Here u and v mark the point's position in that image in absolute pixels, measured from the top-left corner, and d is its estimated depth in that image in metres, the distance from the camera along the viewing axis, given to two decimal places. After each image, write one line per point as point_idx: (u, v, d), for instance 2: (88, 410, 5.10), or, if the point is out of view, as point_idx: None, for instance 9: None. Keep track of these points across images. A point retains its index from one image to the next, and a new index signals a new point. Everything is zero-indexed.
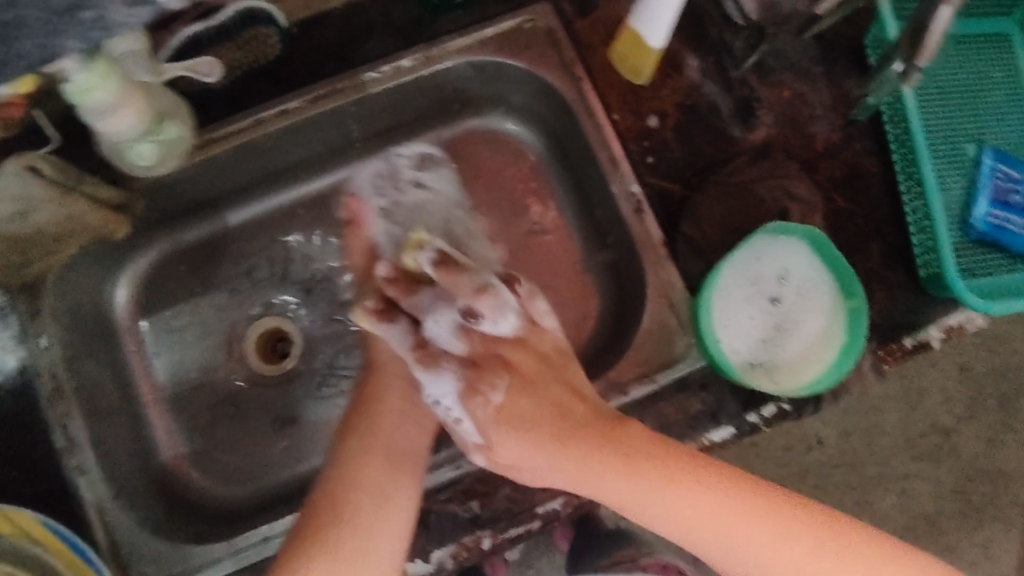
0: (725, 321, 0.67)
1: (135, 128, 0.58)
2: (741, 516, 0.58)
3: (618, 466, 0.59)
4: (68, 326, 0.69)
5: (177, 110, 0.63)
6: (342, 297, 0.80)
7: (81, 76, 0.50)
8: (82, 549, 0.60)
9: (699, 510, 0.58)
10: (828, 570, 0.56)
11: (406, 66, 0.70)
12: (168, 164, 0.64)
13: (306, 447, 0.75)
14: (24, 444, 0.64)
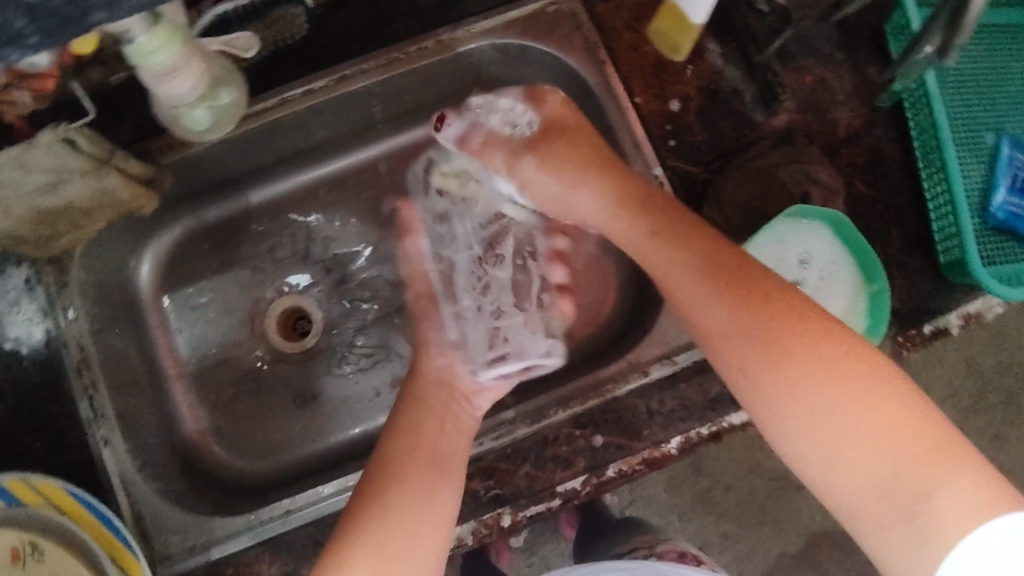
0: None
1: (191, 94, 0.58)
2: (877, 411, 0.47)
3: (715, 278, 0.54)
4: (95, 300, 0.70)
5: (232, 78, 0.63)
6: (356, 278, 0.79)
7: (145, 38, 0.51)
8: (107, 518, 0.62)
9: (800, 352, 0.49)
10: (921, 468, 0.45)
11: (430, 47, 0.70)
12: (222, 129, 0.65)
13: (325, 427, 0.75)
14: (51, 415, 0.65)
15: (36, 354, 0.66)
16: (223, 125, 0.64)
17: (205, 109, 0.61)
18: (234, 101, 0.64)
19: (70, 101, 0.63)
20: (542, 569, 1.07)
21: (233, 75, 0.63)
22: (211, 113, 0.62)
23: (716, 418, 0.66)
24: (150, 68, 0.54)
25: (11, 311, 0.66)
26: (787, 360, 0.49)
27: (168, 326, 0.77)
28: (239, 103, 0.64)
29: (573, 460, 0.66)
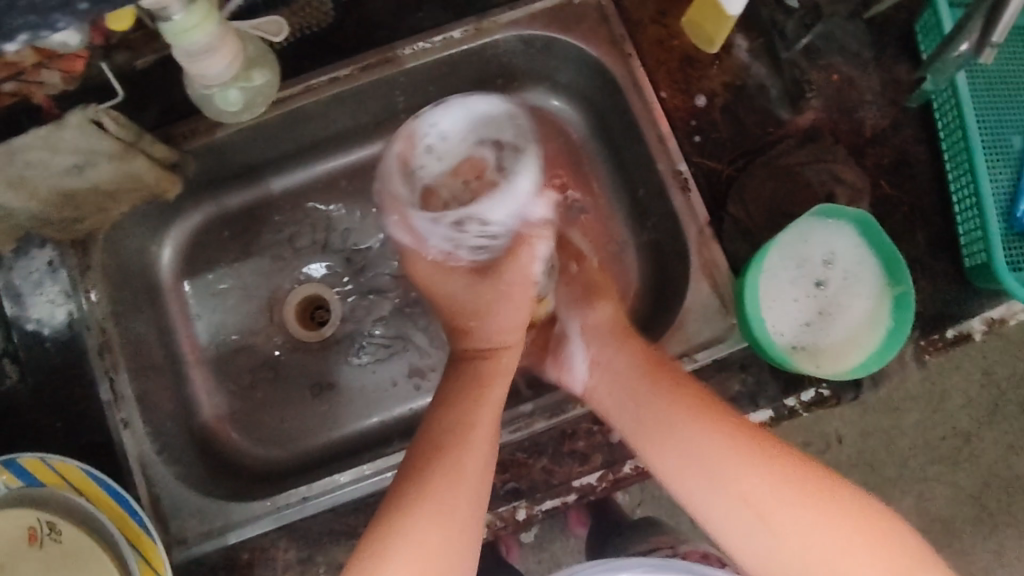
0: (770, 303, 0.68)
1: (225, 74, 0.58)
2: (821, 514, 0.55)
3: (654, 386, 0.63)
4: (117, 284, 0.70)
5: (263, 59, 0.62)
6: (376, 268, 0.79)
7: (180, 15, 0.50)
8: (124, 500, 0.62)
9: (733, 469, 0.58)
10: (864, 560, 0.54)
11: (455, 37, 0.70)
12: (254, 111, 0.64)
13: (342, 416, 0.75)
14: (73, 397, 0.66)
15: (59, 335, 0.67)
16: (253, 108, 0.64)
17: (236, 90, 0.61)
18: (264, 83, 0.63)
19: (98, 86, 0.64)
20: (551, 565, 1.07)
21: (265, 57, 0.62)
22: (243, 93, 0.62)
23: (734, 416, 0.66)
24: (186, 47, 0.53)
25: (36, 292, 0.67)
26: (726, 468, 0.58)
27: (187, 311, 0.77)
28: (270, 86, 0.64)
29: (589, 455, 0.66)
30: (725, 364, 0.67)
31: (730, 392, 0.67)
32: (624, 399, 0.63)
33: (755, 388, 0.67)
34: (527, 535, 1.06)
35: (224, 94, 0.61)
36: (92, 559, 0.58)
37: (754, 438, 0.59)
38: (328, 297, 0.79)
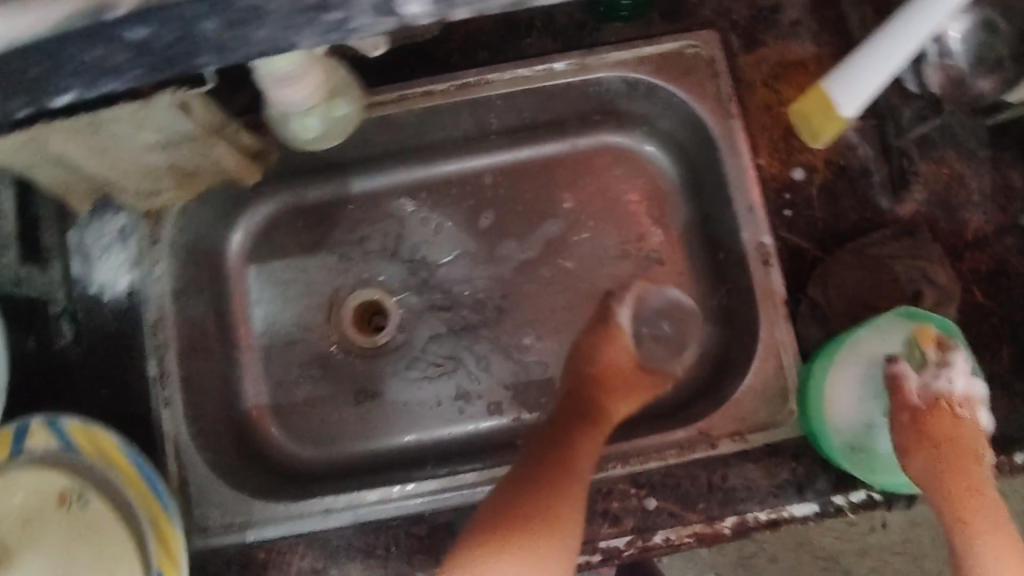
0: (840, 385, 0.63)
1: (302, 104, 0.56)
2: None
3: (962, 477, 0.55)
4: (184, 261, 0.71)
5: (347, 88, 0.61)
6: (440, 283, 0.78)
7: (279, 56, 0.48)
8: (149, 472, 0.62)
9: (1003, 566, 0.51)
10: None
11: (559, 69, 0.68)
12: (327, 137, 0.64)
13: (380, 428, 0.75)
14: (122, 365, 0.67)
15: (119, 301, 0.68)
16: (336, 134, 0.64)
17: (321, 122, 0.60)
18: (348, 113, 0.63)
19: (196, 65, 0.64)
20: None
21: (348, 87, 0.61)
22: (323, 122, 0.61)
23: (776, 505, 0.64)
24: (269, 75, 0.52)
25: (104, 256, 0.69)
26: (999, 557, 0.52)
27: (247, 297, 0.77)
28: (354, 115, 0.64)
29: (622, 517, 0.64)
30: (777, 450, 0.65)
31: (777, 478, 0.64)
32: (930, 456, 0.56)
33: (804, 480, 0.64)
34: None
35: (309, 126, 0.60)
36: (110, 533, 0.61)
37: (992, 517, 0.53)
38: (386, 305, 0.78)
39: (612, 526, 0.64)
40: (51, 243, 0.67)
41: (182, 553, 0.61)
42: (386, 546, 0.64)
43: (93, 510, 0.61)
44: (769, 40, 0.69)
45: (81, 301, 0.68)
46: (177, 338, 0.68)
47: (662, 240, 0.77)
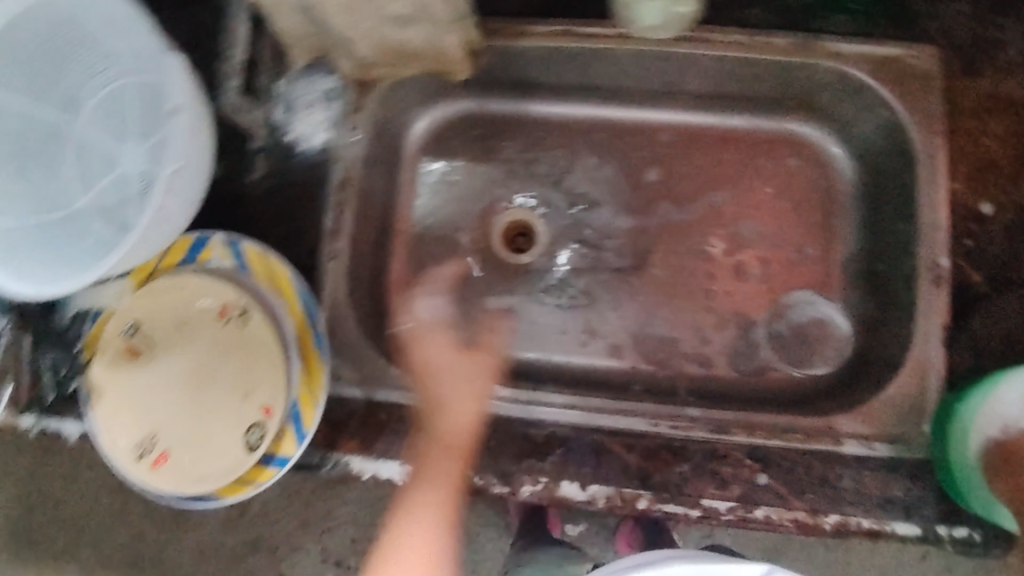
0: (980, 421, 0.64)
1: None
2: None
3: None
4: (373, 136, 0.72)
5: None
6: (593, 225, 0.77)
7: None
8: (310, 305, 0.66)
9: None
10: None
11: (782, 46, 0.68)
12: (667, 28, 0.63)
13: (503, 342, 0.74)
14: (299, 213, 0.69)
15: (311, 155, 0.70)
16: (673, 27, 0.63)
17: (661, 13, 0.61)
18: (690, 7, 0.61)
19: None
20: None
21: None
22: (663, 14, 0.61)
23: (880, 517, 0.63)
24: None
25: (303, 110, 0.70)
26: None
27: (414, 188, 0.78)
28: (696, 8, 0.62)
29: (730, 483, 0.65)
30: (896, 464, 0.65)
31: (890, 493, 0.64)
32: None
33: (913, 501, 0.64)
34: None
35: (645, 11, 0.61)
36: (263, 353, 0.65)
37: None
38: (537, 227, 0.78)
39: (719, 488, 0.65)
40: (263, 84, 0.69)
41: (322, 391, 0.65)
42: (498, 440, 0.67)
43: (252, 328, 0.65)
44: (986, 71, 0.69)
45: (276, 144, 0.70)
46: (355, 203, 0.70)
47: (824, 241, 0.75)
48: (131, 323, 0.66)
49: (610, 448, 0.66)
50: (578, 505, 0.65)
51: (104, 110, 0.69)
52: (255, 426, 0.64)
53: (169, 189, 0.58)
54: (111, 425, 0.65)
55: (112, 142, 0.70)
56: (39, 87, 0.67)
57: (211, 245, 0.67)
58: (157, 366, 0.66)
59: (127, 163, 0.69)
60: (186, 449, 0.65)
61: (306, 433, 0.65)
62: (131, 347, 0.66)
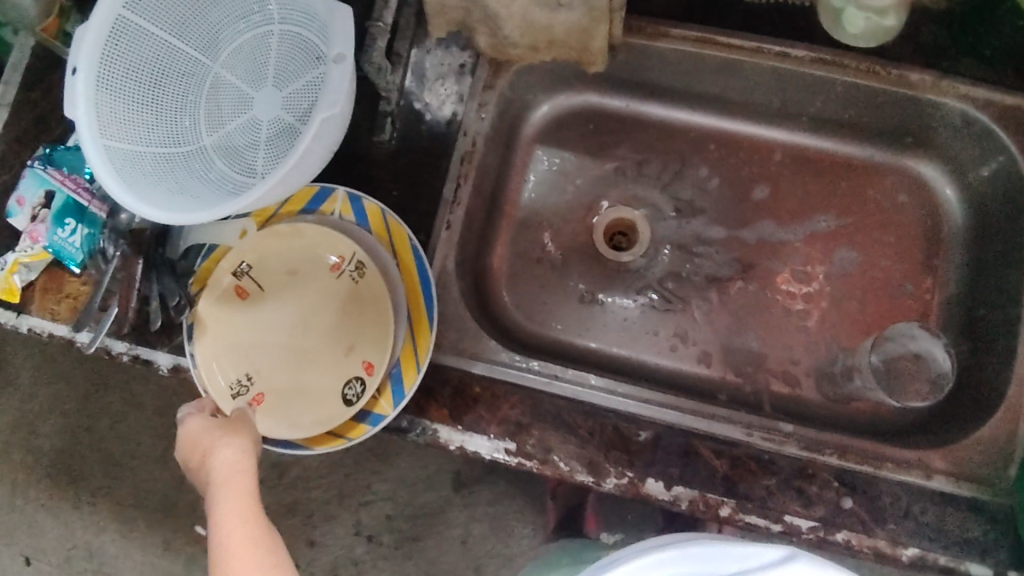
0: None
1: None
2: None
3: None
4: (497, 116, 0.75)
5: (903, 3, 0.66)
6: (694, 233, 0.79)
7: None
8: (423, 264, 0.67)
9: None
10: None
11: (911, 80, 0.69)
12: (867, 37, 0.68)
13: (595, 333, 0.76)
14: (420, 177, 0.70)
15: (437, 127, 0.71)
16: (872, 36, 0.68)
17: (864, 19, 0.67)
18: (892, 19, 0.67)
19: None
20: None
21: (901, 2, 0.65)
22: (868, 24, 0.67)
23: (959, 556, 0.63)
24: None
25: (434, 82, 0.72)
26: None
27: (524, 170, 0.79)
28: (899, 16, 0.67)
29: (814, 503, 0.65)
30: (977, 506, 0.65)
31: (967, 534, 0.64)
32: None
33: (989, 546, 0.63)
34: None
35: (851, 14, 0.67)
36: (373, 308, 0.66)
37: None
38: (638, 229, 0.79)
39: (801, 505, 0.65)
40: (400, 52, 0.70)
41: (426, 354, 0.66)
42: (589, 430, 0.67)
43: (365, 283, 0.66)
44: None
45: (405, 109, 0.71)
46: (474, 177, 0.72)
47: (922, 279, 0.76)
48: (244, 263, 0.67)
49: (699, 453, 0.66)
50: (660, 504, 0.65)
51: (250, 57, 0.70)
52: (355, 380, 0.64)
53: (318, 134, 0.59)
54: (209, 361, 0.65)
55: (253, 89, 0.70)
56: (194, 24, 0.68)
57: (334, 198, 0.68)
58: (263, 309, 0.66)
59: (264, 111, 0.70)
60: (282, 394, 0.64)
61: (405, 394, 0.65)
62: (240, 286, 0.66)
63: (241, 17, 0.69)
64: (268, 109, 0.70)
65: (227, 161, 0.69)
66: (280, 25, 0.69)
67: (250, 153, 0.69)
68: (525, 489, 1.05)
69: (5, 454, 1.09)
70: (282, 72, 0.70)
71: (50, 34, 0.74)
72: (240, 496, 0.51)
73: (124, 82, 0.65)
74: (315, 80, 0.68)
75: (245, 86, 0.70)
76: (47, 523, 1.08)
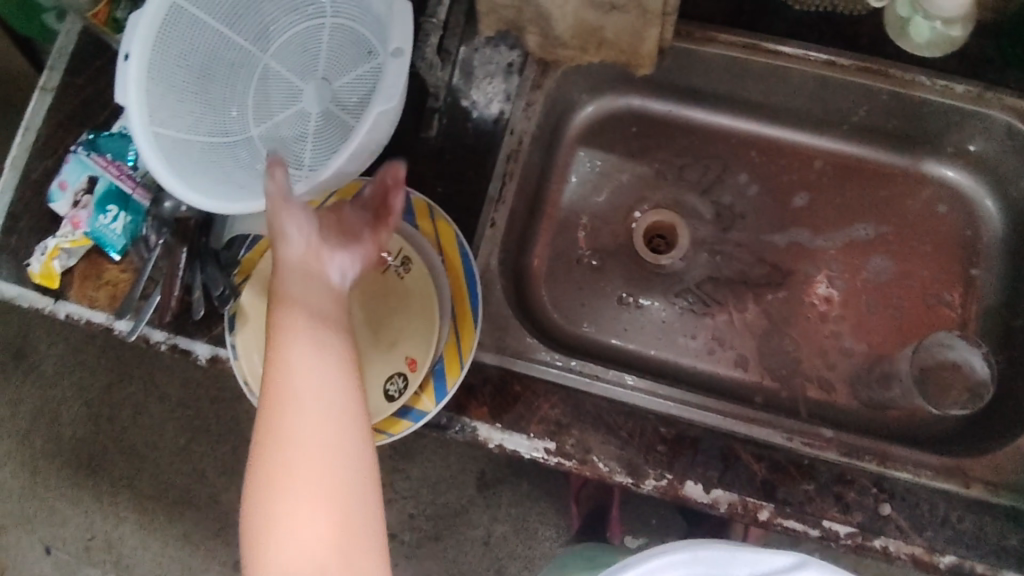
0: None
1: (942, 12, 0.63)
2: None
3: None
4: (542, 115, 0.76)
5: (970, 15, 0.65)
6: (731, 237, 0.79)
7: None
8: (469, 258, 0.68)
9: None
10: None
11: (957, 92, 0.69)
12: (934, 49, 0.68)
13: (634, 335, 0.76)
14: (463, 175, 0.72)
15: (484, 121, 0.73)
16: (939, 47, 0.67)
17: (929, 29, 0.66)
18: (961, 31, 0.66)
19: None
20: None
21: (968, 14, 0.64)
22: (933, 35, 0.67)
23: (996, 565, 0.63)
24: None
25: (484, 79, 0.74)
26: None
27: (565, 171, 0.80)
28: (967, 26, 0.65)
29: (853, 509, 0.65)
30: (1016, 515, 0.65)
31: (1007, 543, 0.64)
32: None
33: None
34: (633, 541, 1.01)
35: (917, 23, 0.67)
36: (419, 304, 0.65)
37: None
38: (677, 232, 0.80)
39: (839, 510, 0.65)
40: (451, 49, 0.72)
41: (469, 353, 0.66)
42: (630, 431, 0.67)
43: (411, 279, 0.65)
44: None
45: (453, 106, 0.73)
46: (519, 176, 0.73)
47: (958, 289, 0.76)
48: None
49: (739, 456, 0.67)
50: (699, 507, 0.66)
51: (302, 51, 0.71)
52: (398, 376, 0.64)
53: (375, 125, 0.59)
54: (251, 352, 0.66)
55: (303, 82, 0.71)
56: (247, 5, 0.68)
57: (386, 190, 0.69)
58: None
59: (312, 103, 0.70)
60: None
61: (447, 391, 0.65)
62: None
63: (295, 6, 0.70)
64: (314, 97, 0.71)
65: (270, 146, 0.69)
66: (332, 18, 0.70)
67: (294, 143, 0.69)
68: (548, 494, 1.05)
69: (28, 442, 1.09)
70: (334, 63, 0.70)
71: (100, 20, 0.74)
72: (331, 436, 0.47)
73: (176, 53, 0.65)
74: (366, 74, 0.68)
75: (297, 78, 0.71)
76: (67, 512, 1.09)
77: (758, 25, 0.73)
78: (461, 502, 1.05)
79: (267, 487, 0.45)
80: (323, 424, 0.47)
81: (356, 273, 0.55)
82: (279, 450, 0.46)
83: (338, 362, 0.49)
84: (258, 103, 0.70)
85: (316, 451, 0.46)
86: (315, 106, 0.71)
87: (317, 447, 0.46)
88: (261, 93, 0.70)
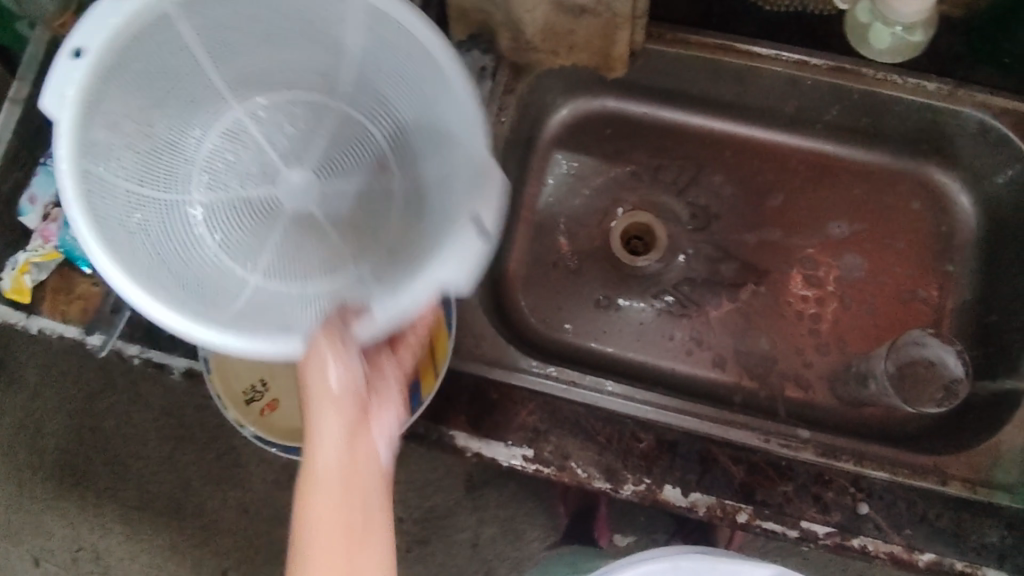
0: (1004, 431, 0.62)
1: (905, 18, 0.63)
2: None
3: None
4: (516, 120, 0.75)
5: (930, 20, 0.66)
6: (708, 238, 0.79)
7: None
8: None
9: None
10: None
11: (928, 89, 0.70)
12: (894, 54, 0.69)
13: (613, 339, 0.76)
14: None
15: None
16: (899, 53, 0.68)
17: (892, 35, 0.67)
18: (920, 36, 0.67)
19: None
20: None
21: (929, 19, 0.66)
22: (894, 40, 0.67)
23: (975, 562, 0.63)
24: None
25: None
26: None
27: (542, 174, 0.80)
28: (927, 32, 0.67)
29: (831, 509, 0.65)
30: (995, 511, 0.65)
31: (986, 539, 0.64)
32: None
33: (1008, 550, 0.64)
34: (621, 540, 1.02)
35: (877, 30, 0.68)
36: None
37: None
38: (654, 233, 0.79)
39: (817, 510, 0.65)
40: None
41: (443, 365, 0.64)
42: (608, 436, 0.67)
43: None
44: None
45: None
46: None
47: (933, 286, 0.77)
48: None
49: (717, 459, 0.67)
50: (678, 510, 0.66)
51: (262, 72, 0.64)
52: None
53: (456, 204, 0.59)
54: (225, 366, 0.66)
55: (308, 207, 0.68)
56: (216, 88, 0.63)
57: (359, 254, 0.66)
58: None
59: (321, 211, 0.68)
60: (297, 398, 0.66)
61: (420, 403, 0.64)
62: None
63: (280, 103, 0.67)
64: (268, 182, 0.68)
65: (277, 256, 0.65)
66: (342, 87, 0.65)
67: (307, 262, 0.66)
68: (534, 496, 1.05)
69: (11, 454, 1.09)
70: (274, 134, 0.68)
71: None
72: (353, 500, 0.48)
73: (139, 134, 0.58)
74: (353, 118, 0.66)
75: (286, 199, 0.68)
76: (52, 525, 1.08)
77: (730, 25, 0.73)
78: (448, 506, 1.05)
79: (296, 533, 0.47)
80: (336, 516, 0.47)
81: (381, 333, 0.53)
82: (308, 512, 0.47)
83: (377, 468, 0.50)
84: (254, 216, 0.66)
85: (349, 515, 0.47)
86: (331, 230, 0.68)
87: (338, 520, 0.47)
88: (214, 173, 0.65)
